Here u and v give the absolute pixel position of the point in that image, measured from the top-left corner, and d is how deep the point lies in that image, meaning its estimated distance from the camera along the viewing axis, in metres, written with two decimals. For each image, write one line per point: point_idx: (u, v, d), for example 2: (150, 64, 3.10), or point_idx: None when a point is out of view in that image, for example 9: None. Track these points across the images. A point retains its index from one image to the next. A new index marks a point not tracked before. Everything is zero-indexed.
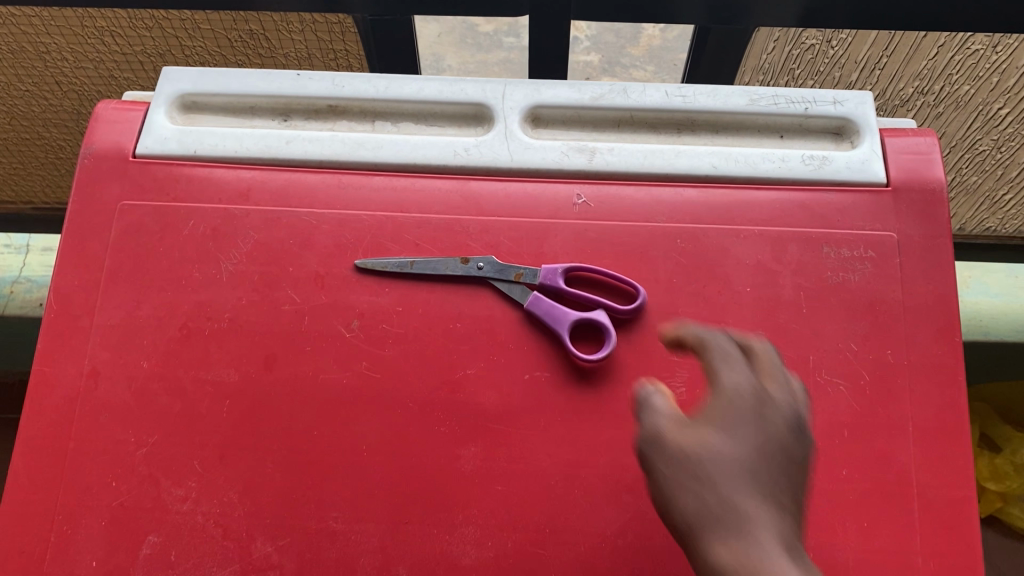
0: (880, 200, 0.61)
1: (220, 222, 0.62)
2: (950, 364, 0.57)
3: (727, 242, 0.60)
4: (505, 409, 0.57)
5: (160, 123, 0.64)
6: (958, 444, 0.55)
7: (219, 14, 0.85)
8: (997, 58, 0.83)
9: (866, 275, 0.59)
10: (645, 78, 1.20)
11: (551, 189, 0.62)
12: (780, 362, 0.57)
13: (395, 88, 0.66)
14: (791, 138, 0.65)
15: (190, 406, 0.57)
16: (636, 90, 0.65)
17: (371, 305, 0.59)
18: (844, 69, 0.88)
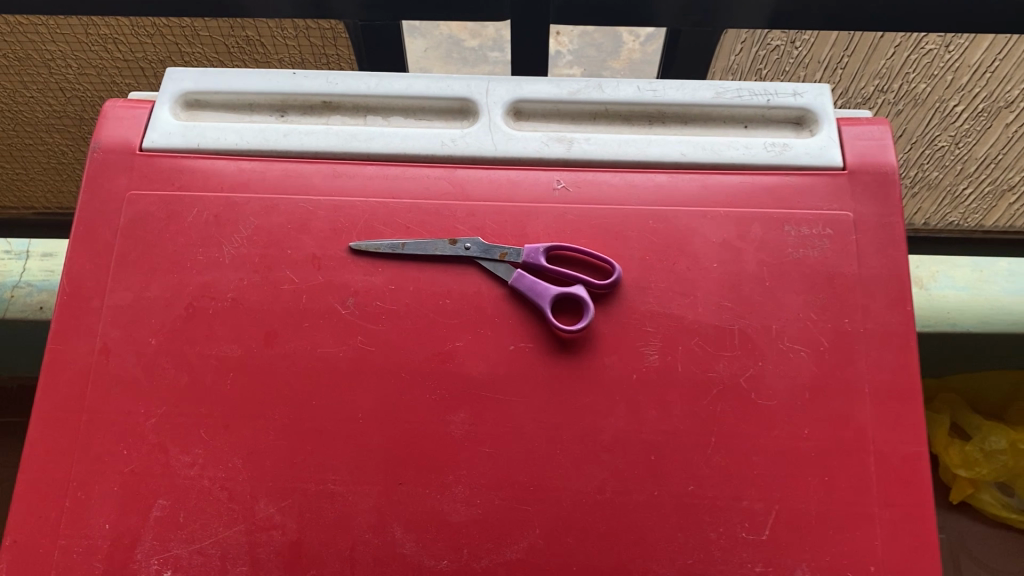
0: (837, 182, 0.66)
1: (222, 210, 0.66)
2: (903, 329, 0.61)
3: (695, 223, 0.65)
4: (491, 378, 0.61)
5: (164, 119, 0.69)
6: (911, 402, 0.60)
7: (217, 21, 0.91)
8: (950, 57, 0.89)
9: (824, 251, 0.64)
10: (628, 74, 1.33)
11: (531, 176, 0.67)
12: (746, 332, 0.61)
13: (385, 84, 0.70)
14: (755, 128, 0.70)
15: (195, 379, 0.61)
16: (610, 86, 0.70)
17: (364, 284, 0.63)
18: (808, 69, 0.95)
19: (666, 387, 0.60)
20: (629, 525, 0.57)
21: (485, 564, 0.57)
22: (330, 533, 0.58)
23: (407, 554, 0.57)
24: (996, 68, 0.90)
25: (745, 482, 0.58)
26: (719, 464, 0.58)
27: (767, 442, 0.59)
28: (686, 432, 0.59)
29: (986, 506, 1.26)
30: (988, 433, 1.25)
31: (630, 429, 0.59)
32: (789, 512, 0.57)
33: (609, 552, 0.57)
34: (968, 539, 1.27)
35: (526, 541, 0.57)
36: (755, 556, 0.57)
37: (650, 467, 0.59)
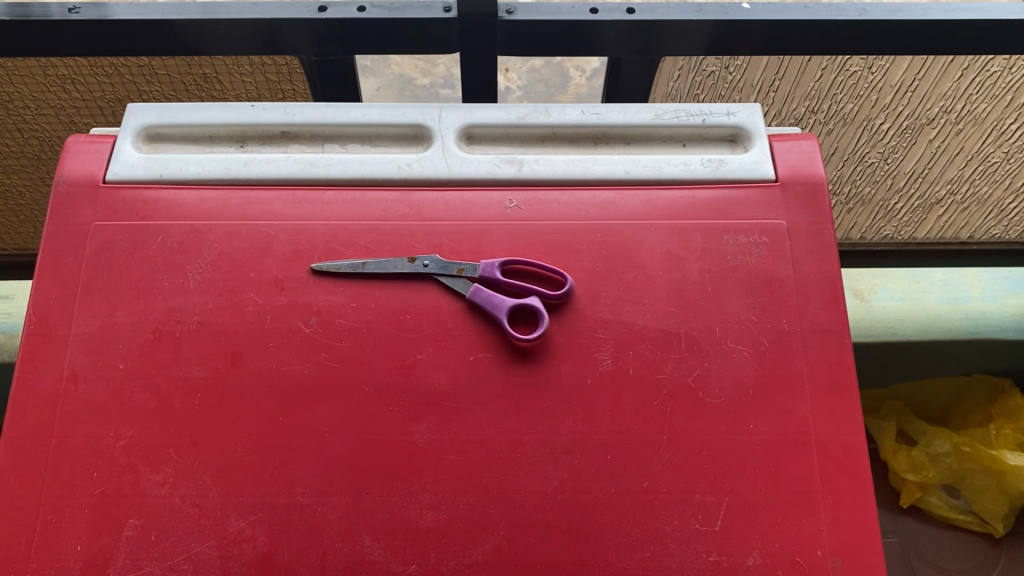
0: (770, 193, 0.70)
1: (185, 237, 0.68)
2: (837, 326, 0.66)
3: (641, 235, 0.69)
4: (452, 388, 0.63)
5: (127, 153, 0.71)
6: (847, 394, 0.64)
7: (174, 60, 0.94)
8: (873, 78, 0.95)
9: (761, 257, 0.68)
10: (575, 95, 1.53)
11: (485, 196, 0.70)
12: (691, 335, 0.65)
13: (342, 114, 0.74)
14: (693, 146, 0.74)
15: (163, 400, 0.63)
16: (556, 110, 0.74)
17: (327, 303, 0.66)
18: (742, 93, 1.00)
19: (619, 389, 0.63)
20: (589, 522, 0.60)
21: (452, 566, 0.59)
22: (301, 544, 0.59)
23: (377, 561, 0.59)
24: (916, 86, 0.96)
25: (697, 477, 0.61)
26: (672, 460, 0.62)
27: (716, 437, 0.62)
28: (640, 431, 0.62)
29: (935, 509, 1.32)
30: (933, 438, 1.32)
31: (587, 431, 0.62)
32: (740, 503, 0.61)
33: (571, 548, 0.59)
34: (920, 541, 1.31)
35: (491, 542, 0.59)
36: (710, 547, 0.60)
37: (607, 466, 0.61)
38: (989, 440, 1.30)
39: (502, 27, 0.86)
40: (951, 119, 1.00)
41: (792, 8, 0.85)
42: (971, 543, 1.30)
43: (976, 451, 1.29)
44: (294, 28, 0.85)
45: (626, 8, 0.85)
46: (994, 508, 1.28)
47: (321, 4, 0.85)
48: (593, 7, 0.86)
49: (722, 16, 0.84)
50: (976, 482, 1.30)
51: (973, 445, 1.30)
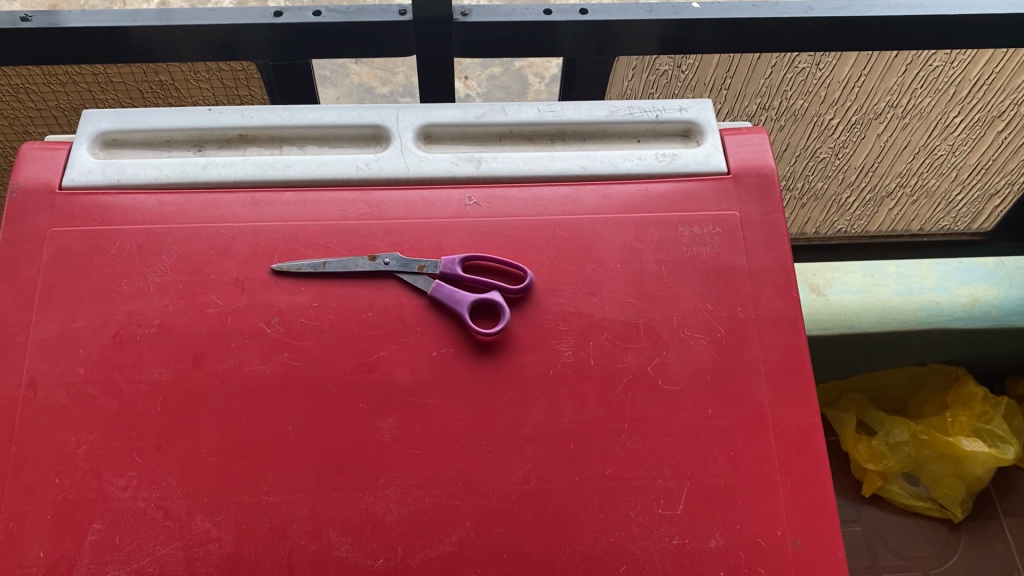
0: (722, 185, 0.72)
1: (144, 241, 0.68)
2: (789, 313, 0.67)
3: (598, 229, 0.70)
4: (415, 383, 0.64)
5: (83, 158, 0.70)
6: (801, 377, 0.65)
7: (130, 68, 0.93)
8: (821, 75, 0.98)
9: (715, 247, 0.69)
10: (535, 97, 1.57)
11: (443, 194, 0.71)
12: (649, 324, 0.66)
13: (299, 116, 0.74)
14: (647, 142, 0.76)
15: (125, 404, 0.63)
16: (513, 109, 0.75)
17: (288, 303, 0.66)
18: (695, 92, 1.02)
19: (580, 380, 0.64)
20: (554, 511, 0.61)
21: (420, 559, 0.60)
22: (268, 542, 0.60)
23: (344, 556, 0.60)
24: (863, 82, 0.99)
25: (658, 463, 0.62)
26: (633, 448, 0.63)
27: (676, 424, 0.63)
28: (601, 420, 0.63)
29: (895, 496, 1.35)
30: (892, 427, 1.35)
31: (550, 421, 0.63)
32: (701, 487, 0.62)
33: (536, 537, 0.60)
34: (882, 529, 1.34)
35: (457, 534, 0.60)
36: (672, 530, 0.61)
37: (570, 455, 0.62)
38: (946, 428, 1.33)
39: (457, 29, 0.87)
40: (898, 114, 1.03)
41: (742, 7, 0.87)
42: (930, 528, 1.34)
43: (934, 439, 1.32)
44: (250, 33, 0.85)
45: (580, 9, 0.87)
46: (952, 493, 1.32)
47: (276, 9, 0.86)
48: (547, 9, 0.87)
49: (673, 15, 0.86)
50: (934, 469, 1.33)
51: (931, 433, 1.33)
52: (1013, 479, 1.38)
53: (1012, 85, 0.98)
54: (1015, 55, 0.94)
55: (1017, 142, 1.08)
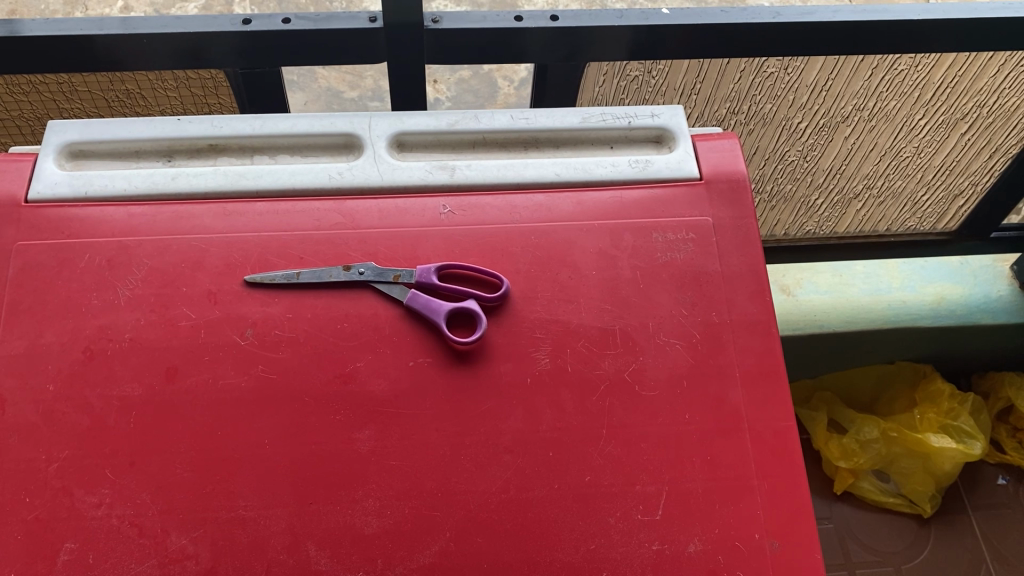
0: (695, 191, 0.72)
1: (114, 254, 0.67)
2: (763, 317, 0.68)
3: (573, 235, 0.70)
4: (392, 394, 0.64)
5: (49, 170, 0.69)
6: (776, 380, 0.66)
7: (96, 77, 0.91)
8: (789, 79, 0.98)
9: (689, 252, 0.70)
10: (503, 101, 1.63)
11: (418, 203, 0.70)
12: (625, 331, 0.67)
13: (270, 125, 0.73)
14: (620, 148, 0.76)
15: (98, 420, 0.61)
16: (486, 116, 0.75)
17: (262, 315, 0.65)
18: (665, 96, 1.02)
19: (557, 387, 0.64)
20: (533, 519, 0.61)
21: (400, 571, 0.59)
22: (246, 557, 0.59)
23: (323, 570, 0.59)
24: (830, 86, 1.00)
25: (637, 468, 0.63)
26: (612, 454, 0.63)
27: (653, 430, 0.64)
28: (579, 427, 0.64)
29: (866, 494, 1.37)
30: (862, 425, 1.37)
31: (528, 429, 0.63)
32: (679, 492, 0.62)
33: (517, 545, 0.60)
34: (854, 526, 1.36)
35: (437, 545, 0.60)
36: (652, 536, 0.61)
37: (549, 463, 0.62)
38: (915, 424, 1.36)
39: (429, 36, 0.87)
40: (865, 117, 1.04)
41: (711, 13, 0.88)
42: (901, 524, 1.36)
43: (904, 436, 1.35)
44: (217, 40, 0.84)
45: (550, 16, 0.87)
46: (921, 488, 1.35)
47: (244, 16, 0.85)
48: (517, 15, 0.87)
49: (642, 21, 0.86)
50: (904, 465, 1.36)
51: (901, 430, 1.35)
52: (980, 473, 1.41)
53: (974, 87, 1.00)
54: (978, 57, 0.96)
55: (980, 144, 1.10)
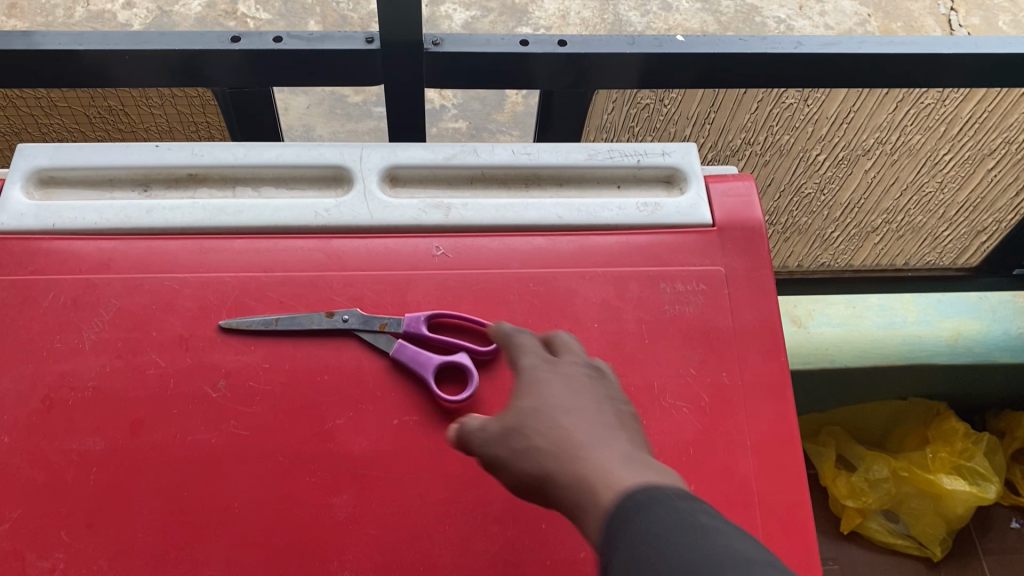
0: (707, 238, 0.67)
1: (81, 292, 0.62)
2: (775, 379, 0.63)
3: (574, 283, 0.65)
4: (374, 455, 0.59)
5: (16, 199, 0.65)
6: (787, 448, 0.61)
7: (76, 93, 0.87)
8: (809, 110, 0.93)
9: (699, 305, 0.65)
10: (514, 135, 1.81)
11: (409, 243, 0.66)
12: (628, 390, 0.61)
13: (255, 155, 0.69)
14: (627, 188, 0.72)
15: (55, 476, 0.57)
16: (485, 150, 0.70)
17: (236, 364, 0.61)
18: (678, 125, 0.97)
19: None
20: None
21: None
22: None
23: None
24: (852, 119, 0.94)
25: None
26: None
27: None
28: None
29: (874, 534, 1.32)
30: (871, 462, 1.33)
31: None
32: None
33: None
34: (860, 567, 1.31)
35: None
36: None
37: (542, 536, 0.58)
38: (926, 464, 1.31)
39: (429, 58, 0.82)
40: (887, 151, 0.99)
41: (728, 41, 0.83)
42: (909, 567, 1.31)
43: (914, 475, 1.31)
44: (206, 59, 0.80)
45: (557, 40, 0.82)
46: (931, 531, 1.30)
47: (233, 34, 0.80)
48: (523, 39, 0.82)
49: (655, 49, 0.81)
50: (913, 505, 1.31)
51: (911, 470, 1.31)
52: (993, 516, 1.36)
53: (1004, 124, 0.95)
54: (1010, 94, 0.90)
55: (1007, 180, 1.04)
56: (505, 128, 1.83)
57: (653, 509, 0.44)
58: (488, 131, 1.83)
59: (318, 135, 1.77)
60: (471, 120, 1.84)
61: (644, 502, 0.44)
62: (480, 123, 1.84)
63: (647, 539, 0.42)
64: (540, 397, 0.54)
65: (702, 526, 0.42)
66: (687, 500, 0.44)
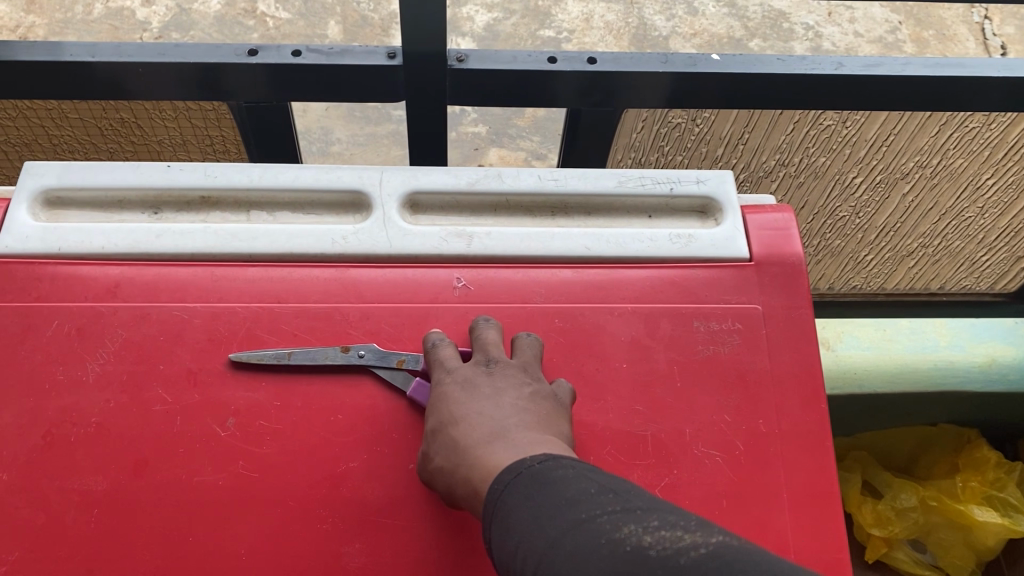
0: (743, 273, 0.64)
1: (85, 321, 0.59)
2: (813, 427, 0.60)
3: (603, 319, 0.62)
4: (389, 502, 0.56)
5: (21, 221, 0.62)
6: (826, 502, 0.57)
7: (88, 104, 0.84)
8: (847, 133, 0.89)
9: (734, 346, 0.61)
10: (534, 142, 1.78)
11: (430, 274, 0.63)
12: (658, 437, 0.58)
13: (270, 177, 0.66)
14: (659, 218, 0.68)
15: (54, 518, 0.54)
16: (510, 175, 0.67)
17: (246, 402, 0.58)
18: (709, 145, 0.94)
19: None
20: None
21: None
22: None
23: None
24: (891, 142, 0.91)
25: None
26: None
27: None
28: None
29: (900, 564, 1.27)
30: (899, 490, 1.28)
31: None
32: None
33: None
34: None
35: None
36: None
37: None
38: (957, 493, 1.27)
39: (452, 75, 0.79)
40: (927, 175, 0.95)
41: (765, 61, 0.79)
42: None
43: (944, 505, 1.26)
44: (222, 72, 0.77)
45: (587, 58, 0.78)
46: (961, 563, 1.25)
47: (250, 46, 0.77)
48: (550, 56, 0.78)
49: (689, 68, 0.78)
50: (943, 536, 1.26)
51: (941, 499, 1.26)
52: None
53: None
54: None
55: None
56: (525, 134, 1.79)
57: (516, 483, 0.44)
58: (507, 136, 1.80)
59: (336, 138, 1.75)
60: (490, 125, 1.82)
61: (511, 481, 0.45)
62: (500, 127, 1.80)
63: (506, 509, 0.43)
64: (450, 406, 0.54)
65: (556, 478, 0.43)
66: (546, 460, 0.45)
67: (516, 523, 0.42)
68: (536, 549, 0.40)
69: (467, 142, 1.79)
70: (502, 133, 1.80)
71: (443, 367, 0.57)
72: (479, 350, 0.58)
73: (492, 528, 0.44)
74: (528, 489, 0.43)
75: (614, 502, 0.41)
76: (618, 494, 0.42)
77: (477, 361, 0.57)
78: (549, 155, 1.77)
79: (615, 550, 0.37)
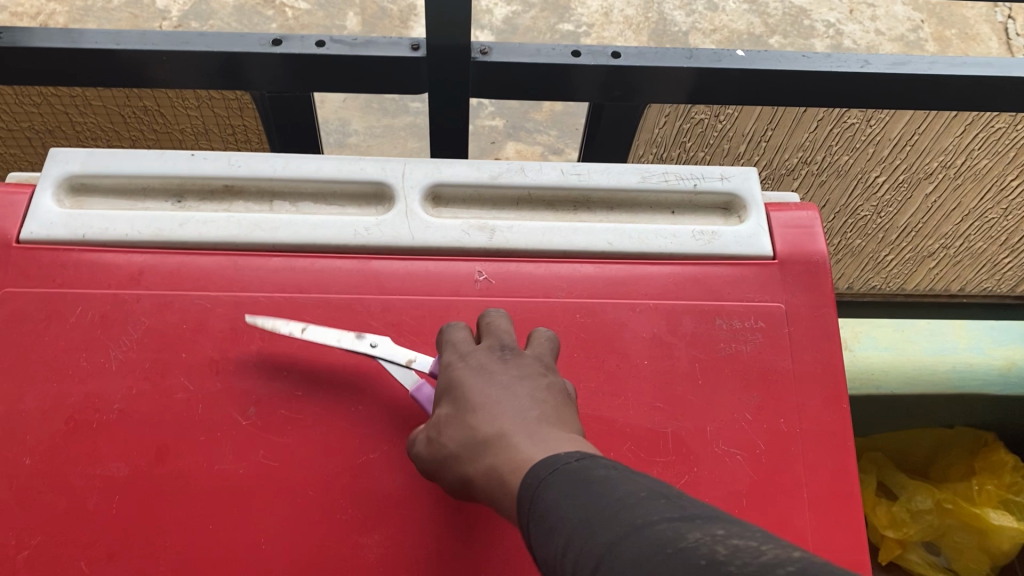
0: (767, 271, 0.64)
1: (109, 308, 0.60)
2: (835, 427, 0.59)
3: (624, 316, 0.62)
4: (408, 494, 0.56)
5: (46, 207, 0.63)
6: (847, 503, 0.57)
7: (112, 92, 0.85)
8: (872, 131, 0.89)
9: (756, 345, 0.61)
10: (551, 137, 1.78)
11: (452, 267, 0.63)
12: (679, 434, 0.58)
13: (293, 167, 0.66)
14: (682, 214, 0.68)
15: (76, 503, 0.54)
16: (533, 169, 0.67)
17: (268, 391, 0.58)
18: (732, 141, 0.93)
19: None
20: None
21: None
22: None
23: None
24: (915, 141, 0.90)
25: None
26: None
27: None
28: None
29: (914, 566, 1.28)
30: (913, 492, 1.28)
31: None
32: None
33: None
34: None
35: None
36: None
37: None
38: (972, 496, 1.27)
39: (475, 67, 0.79)
40: (951, 175, 0.94)
41: (790, 58, 0.79)
42: None
43: (959, 508, 1.26)
44: (246, 62, 0.77)
45: (611, 52, 0.78)
46: (976, 567, 1.25)
47: (274, 36, 0.77)
48: (574, 50, 0.78)
49: (714, 64, 0.77)
50: (957, 539, 1.27)
51: (956, 502, 1.27)
52: None
53: None
54: None
55: None
56: (542, 129, 1.80)
57: (554, 477, 0.41)
58: (524, 131, 1.80)
59: (354, 129, 1.75)
60: (507, 118, 1.81)
61: (548, 477, 0.42)
62: (517, 121, 1.80)
63: (547, 508, 0.40)
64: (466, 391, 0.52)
65: (599, 478, 0.40)
66: (586, 458, 0.42)
67: (558, 521, 0.38)
68: (585, 552, 0.36)
69: (483, 135, 1.79)
70: (518, 126, 1.80)
71: (456, 350, 0.55)
72: (490, 335, 0.56)
73: (532, 528, 0.41)
74: (571, 489, 0.40)
75: (672, 508, 0.36)
76: (674, 500, 0.37)
77: (489, 346, 0.55)
78: (568, 150, 1.77)
79: (675, 552, 0.33)
